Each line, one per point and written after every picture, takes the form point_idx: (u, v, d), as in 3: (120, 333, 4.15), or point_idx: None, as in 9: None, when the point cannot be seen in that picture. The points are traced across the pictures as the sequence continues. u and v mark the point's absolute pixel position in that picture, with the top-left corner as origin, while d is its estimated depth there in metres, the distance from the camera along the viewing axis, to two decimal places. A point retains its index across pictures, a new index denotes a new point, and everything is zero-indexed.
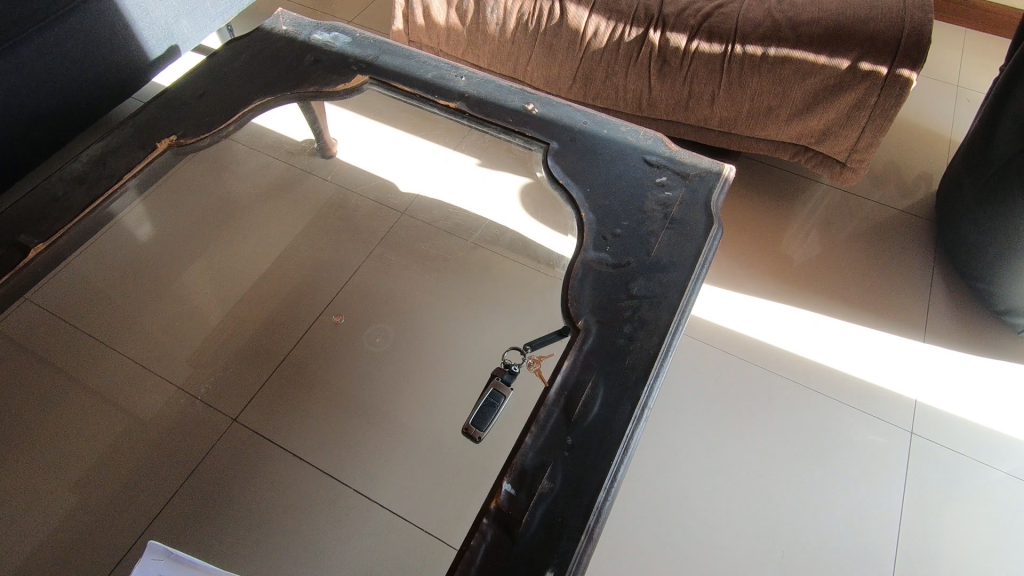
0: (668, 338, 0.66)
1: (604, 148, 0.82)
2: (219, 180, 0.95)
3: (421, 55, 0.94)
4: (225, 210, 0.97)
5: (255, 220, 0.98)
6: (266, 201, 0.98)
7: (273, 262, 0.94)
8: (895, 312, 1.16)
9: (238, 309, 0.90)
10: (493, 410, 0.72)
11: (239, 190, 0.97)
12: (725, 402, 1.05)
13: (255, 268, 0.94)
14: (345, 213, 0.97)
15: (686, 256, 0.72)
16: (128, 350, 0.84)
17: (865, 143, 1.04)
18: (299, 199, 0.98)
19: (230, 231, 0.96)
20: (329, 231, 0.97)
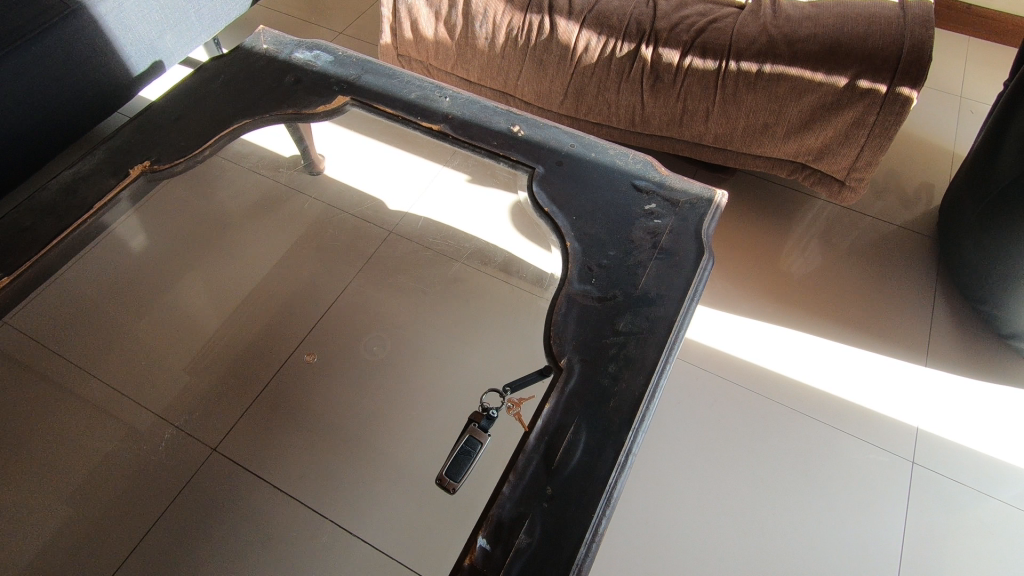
0: (656, 378, 0.63)
1: (592, 172, 0.79)
2: (206, 197, 0.92)
3: (404, 75, 0.92)
4: (211, 224, 0.94)
5: (241, 240, 0.94)
6: (252, 216, 0.95)
7: (258, 281, 0.92)
8: (895, 333, 1.13)
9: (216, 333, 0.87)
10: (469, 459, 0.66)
11: (232, 206, 0.94)
12: (721, 429, 1.02)
13: (239, 287, 0.91)
14: (333, 232, 0.95)
15: (674, 288, 0.69)
16: (104, 376, 0.80)
17: (865, 162, 1.00)
18: (286, 217, 0.95)
19: (215, 247, 0.93)
20: (316, 251, 0.94)
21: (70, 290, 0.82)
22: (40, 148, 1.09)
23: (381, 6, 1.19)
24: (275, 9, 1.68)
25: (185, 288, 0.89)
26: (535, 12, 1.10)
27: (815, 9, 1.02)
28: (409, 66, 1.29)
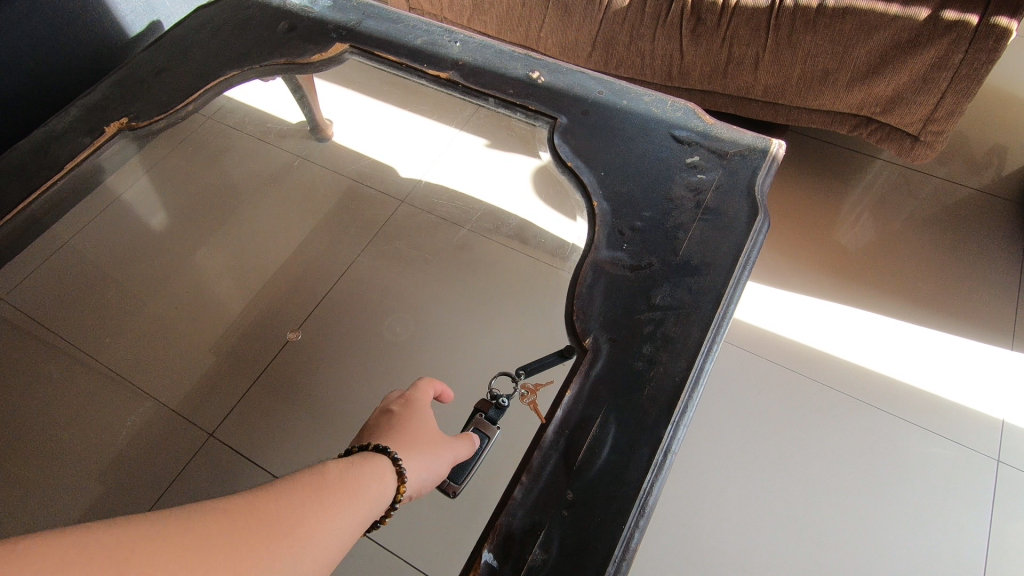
0: (700, 362, 0.52)
1: (623, 122, 0.68)
2: (215, 160, 0.81)
3: (410, 18, 0.81)
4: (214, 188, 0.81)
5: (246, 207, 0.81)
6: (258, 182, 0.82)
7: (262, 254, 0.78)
8: (975, 313, 0.99)
9: (202, 312, 0.73)
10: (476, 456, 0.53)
11: (238, 175, 0.82)
12: (771, 420, 0.91)
13: (241, 258, 0.77)
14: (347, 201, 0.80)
15: (723, 255, 0.58)
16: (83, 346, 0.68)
17: (945, 111, 0.86)
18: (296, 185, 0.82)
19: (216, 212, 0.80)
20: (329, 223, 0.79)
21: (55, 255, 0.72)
22: None
23: None
24: None
25: (192, 264, 0.76)
26: None
27: None
28: None
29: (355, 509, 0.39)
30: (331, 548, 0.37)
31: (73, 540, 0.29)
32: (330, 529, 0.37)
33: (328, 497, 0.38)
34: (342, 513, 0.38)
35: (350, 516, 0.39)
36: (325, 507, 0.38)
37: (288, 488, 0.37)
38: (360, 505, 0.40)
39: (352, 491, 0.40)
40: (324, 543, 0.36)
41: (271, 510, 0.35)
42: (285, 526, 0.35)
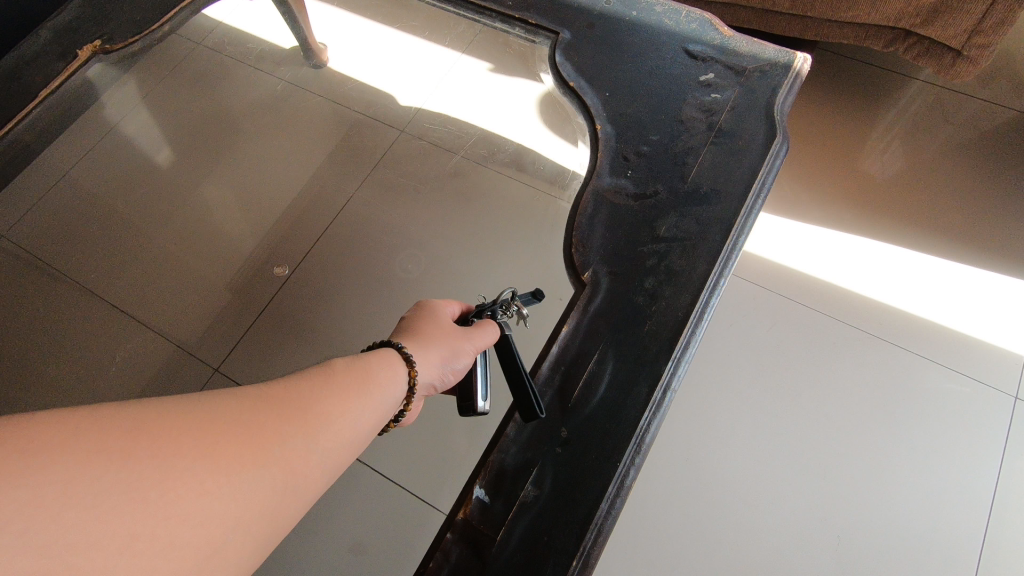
0: (705, 295, 0.49)
1: (632, 36, 0.62)
2: (208, 95, 0.81)
3: None
4: (216, 119, 0.80)
5: (246, 138, 0.80)
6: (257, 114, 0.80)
7: (264, 184, 0.77)
8: (1001, 246, 0.95)
9: (204, 246, 0.73)
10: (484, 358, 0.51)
11: (236, 105, 0.81)
12: (780, 354, 0.89)
13: (245, 189, 0.77)
14: (346, 134, 0.78)
15: (736, 181, 0.53)
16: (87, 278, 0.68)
17: (994, 21, 0.77)
18: (293, 116, 0.80)
19: (220, 143, 0.79)
20: (329, 154, 0.78)
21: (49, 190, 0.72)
22: None
23: None
24: None
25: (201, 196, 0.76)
26: None
27: None
28: None
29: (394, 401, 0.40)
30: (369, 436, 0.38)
31: (155, 403, 0.29)
32: (373, 416, 0.38)
33: (374, 386, 0.39)
34: (384, 404, 0.39)
35: (387, 404, 0.39)
36: (372, 396, 0.38)
37: (336, 373, 0.37)
38: (396, 399, 0.41)
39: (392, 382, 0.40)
40: (365, 429, 0.37)
41: (322, 393, 0.35)
42: (335, 410, 0.35)
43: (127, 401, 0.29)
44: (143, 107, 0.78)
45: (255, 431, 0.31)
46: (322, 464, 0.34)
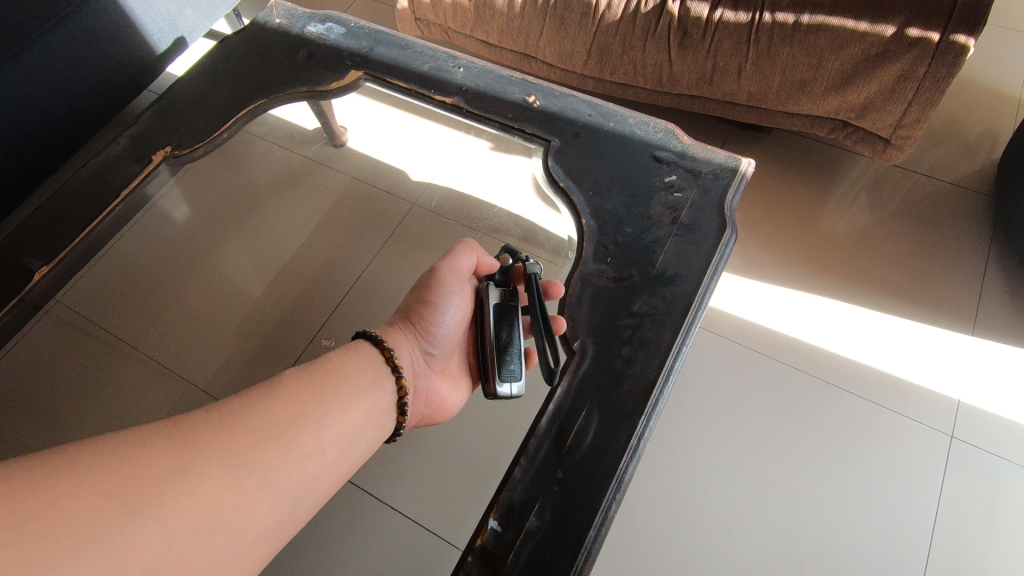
0: (670, 361, 0.62)
1: (610, 144, 0.76)
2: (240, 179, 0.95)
3: (417, 44, 0.89)
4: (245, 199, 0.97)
5: (274, 211, 0.98)
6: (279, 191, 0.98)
7: (295, 249, 0.95)
8: (942, 302, 1.07)
9: None
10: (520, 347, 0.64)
11: (262, 183, 0.97)
12: (751, 399, 1.00)
13: (280, 255, 0.94)
14: (361, 206, 0.97)
15: (694, 266, 0.66)
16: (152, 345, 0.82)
17: (913, 118, 0.92)
18: (313, 191, 0.99)
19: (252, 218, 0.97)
20: (348, 222, 0.96)
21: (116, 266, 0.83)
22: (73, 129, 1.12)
23: None
24: None
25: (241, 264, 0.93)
26: None
27: None
28: (429, 30, 1.27)
29: (334, 404, 0.52)
30: (310, 434, 0.49)
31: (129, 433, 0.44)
32: (311, 416, 0.50)
33: (315, 393, 0.52)
34: (322, 406, 0.52)
35: (310, 446, 0.49)
36: (308, 403, 0.51)
37: (280, 386, 0.51)
38: (343, 401, 0.53)
39: (334, 389, 0.53)
40: (300, 427, 0.49)
41: (244, 430, 0.47)
42: (262, 426, 0.47)
43: (110, 432, 0.44)
44: (181, 193, 0.90)
45: (186, 440, 0.44)
46: (252, 458, 0.45)
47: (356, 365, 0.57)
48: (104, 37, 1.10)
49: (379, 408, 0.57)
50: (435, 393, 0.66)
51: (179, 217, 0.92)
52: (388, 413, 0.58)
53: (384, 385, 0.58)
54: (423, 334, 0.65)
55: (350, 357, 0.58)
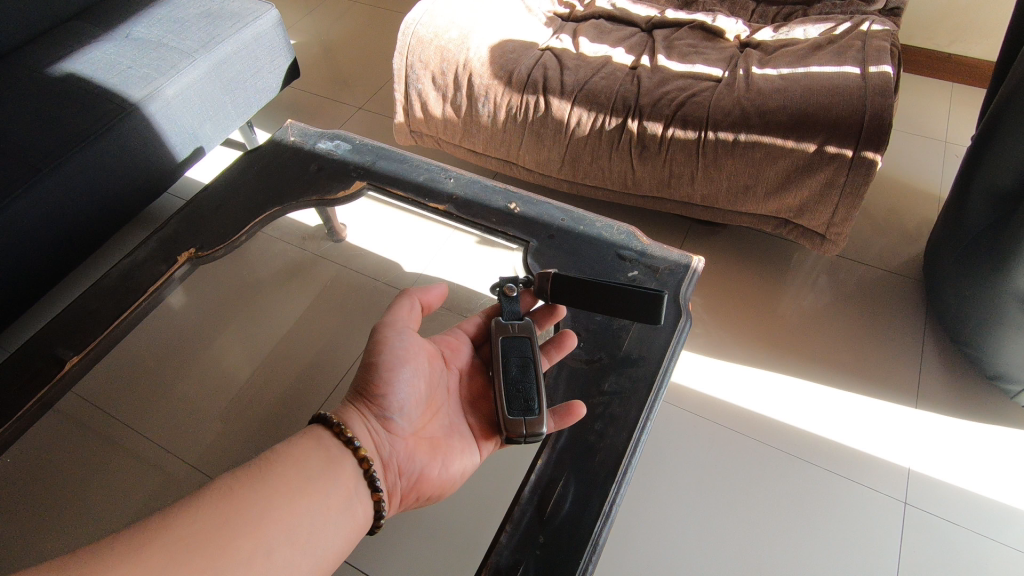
0: (636, 434, 0.70)
1: (581, 244, 0.89)
2: (244, 264, 0.97)
3: (414, 159, 1.04)
4: (243, 289, 0.97)
5: (270, 301, 0.96)
6: (282, 281, 0.98)
7: (285, 337, 0.92)
8: (886, 376, 1.17)
9: (242, 398, 0.85)
10: (531, 383, 0.68)
11: (262, 273, 0.98)
12: (721, 471, 1.07)
13: (268, 343, 0.92)
14: (357, 295, 0.97)
15: (655, 350, 0.77)
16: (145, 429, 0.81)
17: (841, 218, 1.11)
18: (312, 282, 0.99)
19: (251, 308, 0.96)
20: (340, 309, 0.96)
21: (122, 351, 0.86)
22: (98, 230, 1.23)
23: (394, 91, 1.34)
24: (303, 89, 1.89)
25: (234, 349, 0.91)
26: (532, 93, 1.22)
27: (783, 82, 1.15)
28: (421, 140, 1.44)
29: (275, 499, 0.54)
30: (246, 535, 0.51)
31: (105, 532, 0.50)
32: (247, 516, 0.52)
33: (254, 491, 0.54)
34: (262, 504, 0.53)
35: (239, 552, 0.50)
36: (245, 502, 0.53)
37: (222, 487, 0.54)
38: (288, 493, 0.55)
39: (275, 483, 0.55)
40: (230, 535, 0.51)
41: (177, 535, 0.49)
42: (193, 531, 0.50)
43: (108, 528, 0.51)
44: (186, 284, 0.93)
45: (128, 540, 0.48)
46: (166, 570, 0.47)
47: (308, 450, 0.60)
48: (132, 151, 1.24)
49: (339, 493, 0.59)
50: (415, 461, 0.66)
51: (174, 303, 0.92)
52: (356, 487, 0.60)
53: (340, 463, 0.60)
54: (373, 402, 0.66)
55: (304, 443, 0.61)
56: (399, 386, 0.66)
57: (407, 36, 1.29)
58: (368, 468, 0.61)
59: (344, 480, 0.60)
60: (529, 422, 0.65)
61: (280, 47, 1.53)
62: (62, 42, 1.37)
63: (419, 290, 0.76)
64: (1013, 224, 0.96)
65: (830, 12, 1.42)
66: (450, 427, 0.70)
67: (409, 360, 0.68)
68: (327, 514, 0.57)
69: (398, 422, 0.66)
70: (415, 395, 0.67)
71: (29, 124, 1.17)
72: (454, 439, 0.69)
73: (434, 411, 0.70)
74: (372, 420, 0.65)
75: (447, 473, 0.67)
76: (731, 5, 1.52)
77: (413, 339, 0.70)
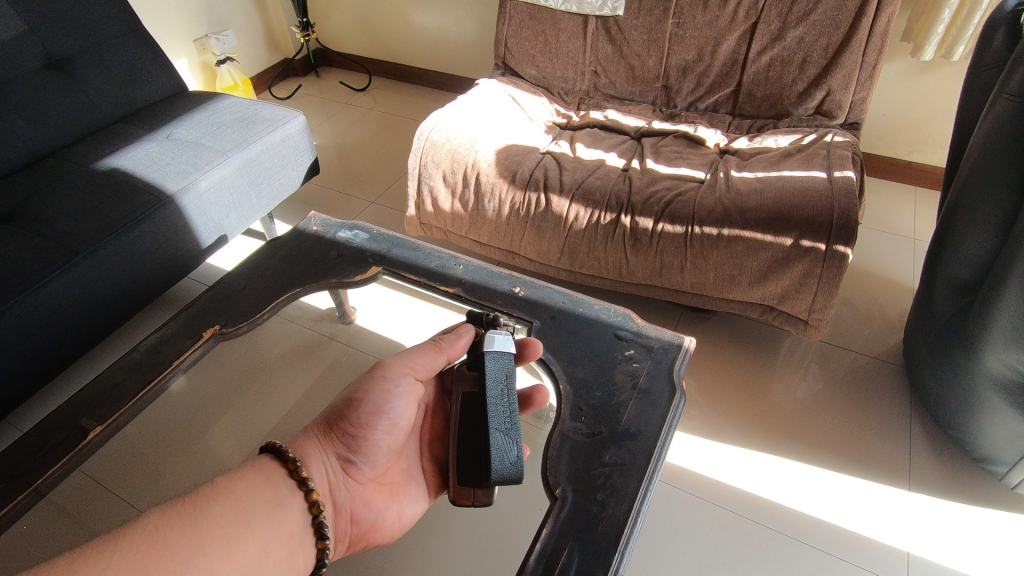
0: (637, 504, 0.73)
1: (580, 325, 0.96)
2: (255, 346, 1.03)
3: (426, 248, 1.13)
4: (252, 371, 1.01)
5: (276, 381, 1.02)
6: (290, 362, 1.04)
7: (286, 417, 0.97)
8: (878, 458, 1.20)
9: None
10: (481, 449, 0.72)
11: (272, 355, 1.03)
12: (721, 554, 1.07)
13: (269, 422, 0.96)
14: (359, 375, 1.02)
15: (652, 424, 0.81)
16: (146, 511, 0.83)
17: (820, 305, 1.19)
18: (318, 364, 1.04)
19: (258, 388, 1.00)
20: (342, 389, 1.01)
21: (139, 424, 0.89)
22: (121, 309, 1.30)
23: (408, 187, 1.47)
24: (320, 185, 2.04)
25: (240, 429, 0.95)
26: (534, 191, 1.35)
27: (759, 184, 1.29)
28: (430, 232, 1.55)
29: (209, 545, 0.55)
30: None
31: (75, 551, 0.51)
32: (174, 561, 0.53)
33: (188, 534, 0.55)
34: (194, 547, 0.54)
35: None
36: (175, 545, 0.54)
37: (155, 525, 0.54)
38: (225, 539, 0.57)
39: (212, 527, 0.57)
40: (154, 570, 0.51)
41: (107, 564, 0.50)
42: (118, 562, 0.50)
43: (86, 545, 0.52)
44: (191, 366, 0.96)
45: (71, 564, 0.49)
46: None
47: (253, 491, 0.63)
48: (160, 239, 1.33)
49: (280, 540, 0.62)
50: (368, 508, 0.73)
51: (174, 387, 0.94)
52: (301, 533, 0.64)
53: (286, 507, 0.64)
54: (339, 443, 0.72)
55: (252, 482, 0.63)
56: (374, 438, 0.72)
57: (421, 140, 1.44)
58: (315, 516, 0.65)
59: (286, 526, 0.63)
60: (478, 494, 0.70)
61: (304, 148, 1.68)
62: (110, 141, 1.51)
63: (447, 342, 0.81)
64: (978, 310, 1.04)
65: (798, 125, 1.60)
66: (407, 477, 0.78)
67: (396, 413, 0.73)
68: (263, 564, 0.59)
69: (360, 470, 0.72)
70: (385, 447, 0.74)
71: (72, 212, 1.28)
72: (408, 489, 0.77)
73: (395, 460, 0.77)
74: (334, 462, 0.71)
75: (398, 521, 0.76)
76: (710, 118, 1.71)
77: (409, 392, 0.75)
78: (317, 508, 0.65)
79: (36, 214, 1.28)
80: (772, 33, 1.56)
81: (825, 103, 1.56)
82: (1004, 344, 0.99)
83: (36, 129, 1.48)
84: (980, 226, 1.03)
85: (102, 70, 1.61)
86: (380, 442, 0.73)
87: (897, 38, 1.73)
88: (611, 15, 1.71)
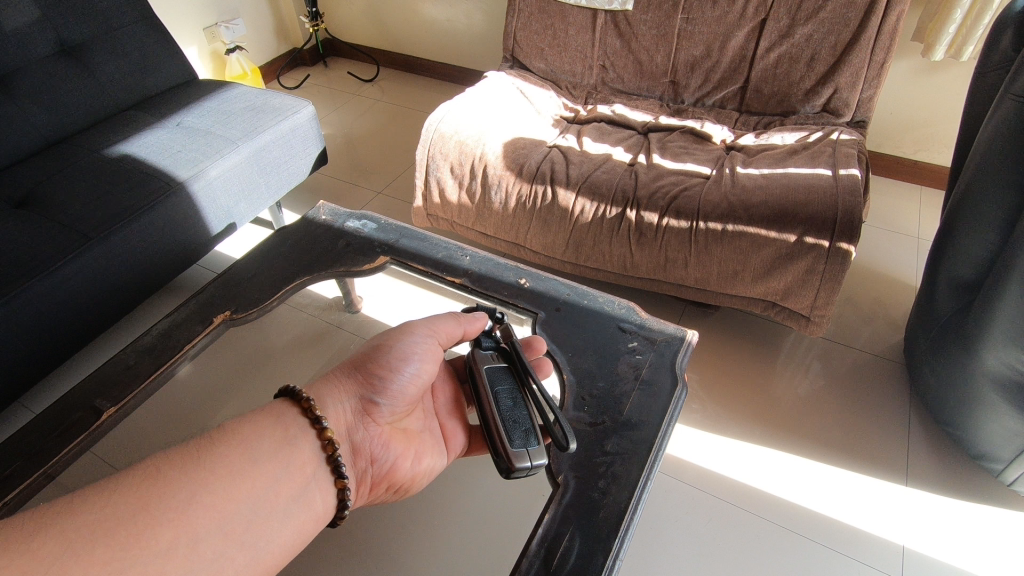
0: (639, 491, 0.75)
1: (586, 317, 0.97)
2: (263, 333, 1.04)
3: (434, 238, 1.15)
4: (259, 360, 1.03)
5: (284, 368, 1.03)
6: (297, 351, 1.05)
7: None
8: (876, 453, 1.22)
9: None
10: (523, 416, 0.72)
11: (278, 343, 1.05)
12: (719, 546, 1.09)
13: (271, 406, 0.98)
14: None
15: (653, 414, 0.83)
16: None
17: (823, 301, 1.21)
18: (324, 351, 1.05)
19: (266, 376, 1.02)
20: None
21: (147, 408, 0.90)
22: (131, 294, 1.32)
23: (416, 178, 1.49)
24: (328, 175, 2.06)
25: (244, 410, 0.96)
26: (541, 184, 1.36)
27: (765, 180, 1.30)
28: (437, 223, 1.57)
29: (214, 483, 0.55)
30: (170, 520, 0.51)
31: (80, 492, 0.50)
32: (175, 498, 0.52)
33: (191, 472, 0.55)
34: (198, 486, 0.54)
35: (165, 531, 0.50)
36: (176, 484, 0.53)
37: (157, 465, 0.54)
38: (231, 477, 0.57)
39: (216, 466, 0.57)
40: (158, 512, 0.51)
41: (109, 504, 0.50)
42: (120, 502, 0.50)
43: (87, 487, 0.51)
44: (196, 351, 0.97)
45: (77, 506, 0.49)
46: (95, 541, 0.47)
47: (262, 431, 0.63)
48: (171, 225, 1.35)
49: (291, 478, 0.62)
50: (387, 449, 0.74)
51: (180, 373, 0.95)
52: (314, 471, 0.64)
53: (297, 446, 0.64)
54: (357, 388, 0.73)
55: (261, 423, 0.64)
56: (398, 380, 0.75)
57: (429, 132, 1.45)
58: (330, 453, 0.65)
59: (294, 462, 0.63)
60: (532, 453, 0.68)
61: (313, 138, 1.70)
62: (122, 127, 1.54)
63: (466, 317, 0.86)
64: (979, 309, 1.06)
65: (805, 123, 1.60)
66: (422, 427, 0.80)
67: (418, 364, 0.77)
68: (272, 502, 0.59)
69: (380, 411, 0.74)
70: (407, 395, 0.76)
71: (87, 197, 1.29)
72: (422, 442, 0.79)
73: (412, 410, 0.79)
74: (353, 402, 0.72)
75: (415, 467, 0.77)
76: (717, 114, 1.71)
77: (430, 349, 0.79)
78: (331, 445, 0.65)
79: (51, 198, 1.30)
80: (781, 30, 1.56)
81: (833, 100, 1.56)
82: (1003, 342, 1.00)
83: (49, 115, 1.49)
84: (983, 225, 1.04)
85: (114, 58, 1.62)
86: (404, 389, 0.75)
87: (906, 37, 1.73)
88: (620, 9, 1.71)
